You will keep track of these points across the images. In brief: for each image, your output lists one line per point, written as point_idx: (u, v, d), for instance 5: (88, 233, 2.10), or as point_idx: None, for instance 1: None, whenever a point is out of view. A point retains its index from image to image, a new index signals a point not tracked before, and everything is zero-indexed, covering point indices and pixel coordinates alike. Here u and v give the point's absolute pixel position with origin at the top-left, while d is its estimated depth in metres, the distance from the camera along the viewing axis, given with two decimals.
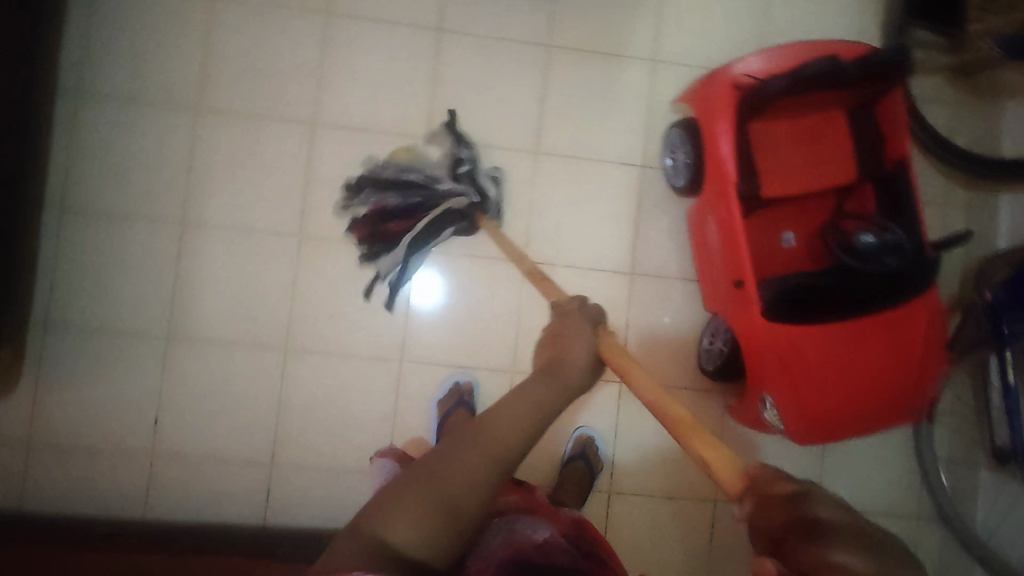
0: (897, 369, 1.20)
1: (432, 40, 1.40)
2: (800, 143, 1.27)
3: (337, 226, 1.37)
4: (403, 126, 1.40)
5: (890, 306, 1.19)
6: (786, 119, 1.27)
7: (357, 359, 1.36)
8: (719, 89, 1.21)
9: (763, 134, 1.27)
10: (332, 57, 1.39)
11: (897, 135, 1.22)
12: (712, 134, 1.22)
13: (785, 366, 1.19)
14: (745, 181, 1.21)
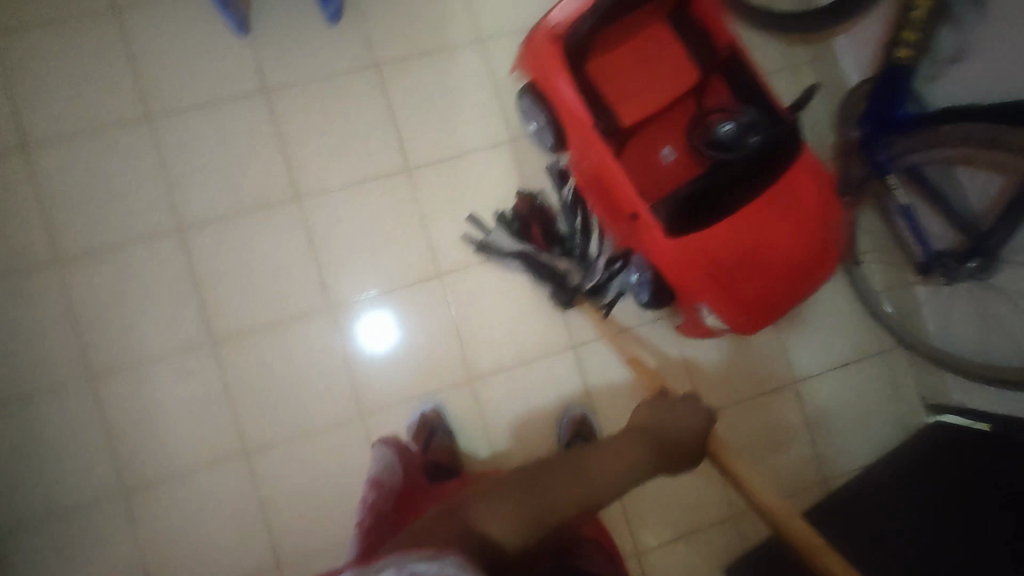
0: (802, 234, 1.26)
1: (263, 103, 1.37)
2: (637, 65, 1.30)
3: (246, 316, 1.34)
4: (269, 195, 1.36)
5: (773, 179, 1.24)
6: (617, 47, 1.29)
7: (319, 433, 1.34)
8: (542, 45, 1.22)
9: (602, 69, 1.29)
10: (171, 158, 1.34)
11: (719, 23, 1.25)
12: (554, 88, 1.23)
13: (705, 272, 1.23)
14: (601, 121, 1.24)
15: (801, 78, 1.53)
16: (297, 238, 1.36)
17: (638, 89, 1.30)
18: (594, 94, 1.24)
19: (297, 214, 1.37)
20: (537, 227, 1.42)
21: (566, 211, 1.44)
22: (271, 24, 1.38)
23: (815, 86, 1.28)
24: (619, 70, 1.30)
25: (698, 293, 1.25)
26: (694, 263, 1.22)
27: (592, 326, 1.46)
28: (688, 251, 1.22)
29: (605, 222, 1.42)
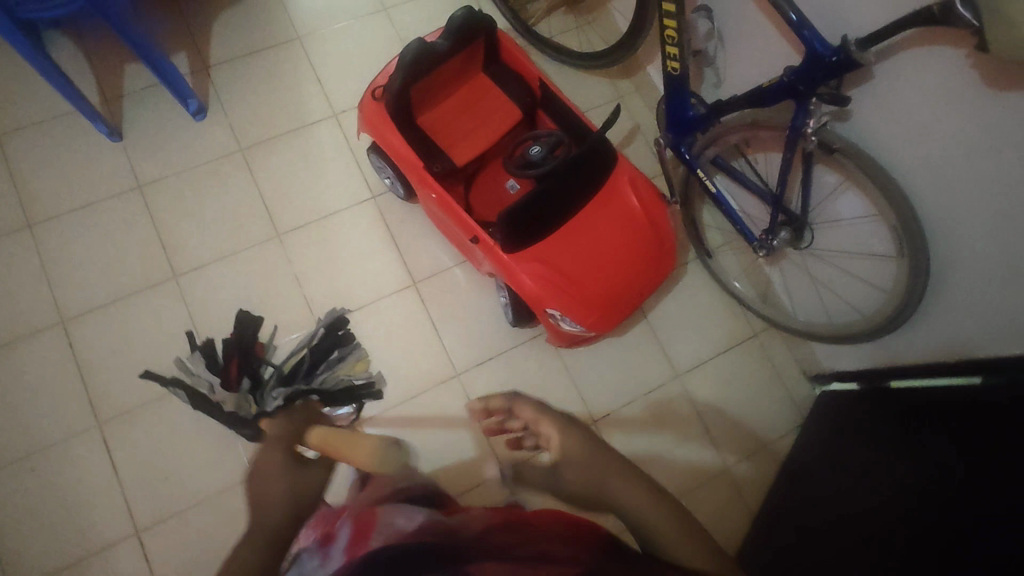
0: (631, 233, 1.38)
1: (138, 197, 1.50)
2: (464, 113, 1.46)
3: (130, 395, 1.39)
4: (147, 279, 1.46)
5: (595, 187, 1.37)
6: (444, 100, 1.46)
7: (211, 499, 1.35)
8: (371, 107, 1.38)
9: (433, 121, 1.45)
10: (51, 259, 1.44)
11: (525, 66, 1.44)
12: (387, 142, 1.38)
13: (548, 279, 1.33)
14: (434, 163, 1.38)
15: (628, 105, 1.72)
16: (176, 313, 1.44)
17: (469, 133, 1.46)
18: (424, 142, 1.39)
19: (175, 290, 1.46)
20: (234, 361, 1.41)
21: (286, 364, 1.43)
22: (142, 128, 1.54)
23: (619, 106, 1.45)
24: (449, 120, 1.46)
25: (546, 301, 1.33)
26: (535, 274, 1.33)
27: (472, 352, 1.52)
28: (528, 263, 1.33)
29: (346, 370, 1.46)
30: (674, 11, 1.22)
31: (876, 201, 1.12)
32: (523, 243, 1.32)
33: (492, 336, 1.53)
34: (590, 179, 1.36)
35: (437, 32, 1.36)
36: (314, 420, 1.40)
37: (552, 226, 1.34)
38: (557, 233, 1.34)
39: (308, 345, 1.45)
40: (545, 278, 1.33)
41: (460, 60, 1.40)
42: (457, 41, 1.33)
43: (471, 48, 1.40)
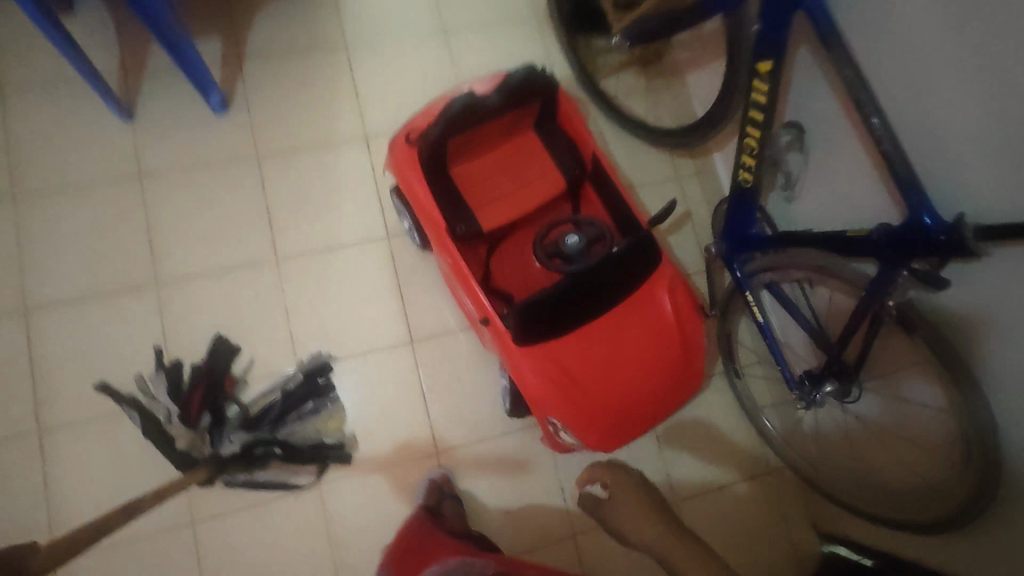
0: (657, 348, 1.22)
1: (136, 188, 1.38)
2: (504, 171, 1.32)
3: (79, 404, 1.26)
4: (126, 279, 1.33)
5: (628, 290, 1.21)
6: (484, 154, 1.32)
7: (142, 537, 1.23)
8: (401, 150, 1.24)
9: (467, 174, 1.31)
10: (28, 237, 1.32)
11: (581, 135, 1.29)
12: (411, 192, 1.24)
13: (555, 381, 1.18)
14: (459, 223, 1.24)
15: (684, 188, 1.56)
16: (148, 323, 1.32)
17: (505, 194, 1.31)
18: (453, 198, 1.25)
19: (154, 299, 1.33)
20: (198, 391, 1.29)
21: (254, 404, 1.31)
22: (156, 113, 1.41)
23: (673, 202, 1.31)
24: (485, 175, 1.32)
25: (548, 405, 1.18)
26: (542, 373, 1.18)
27: (458, 431, 1.37)
28: (538, 360, 1.18)
29: (318, 425, 1.32)
30: (761, 121, 1.07)
31: (949, 398, 0.97)
32: (536, 336, 1.18)
33: (484, 417, 1.38)
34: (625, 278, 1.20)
35: (490, 83, 1.22)
36: (270, 475, 1.28)
37: (572, 324, 1.19)
38: (576, 333, 1.20)
39: (282, 389, 1.32)
40: (552, 381, 1.18)
41: (511, 115, 1.26)
42: (511, 98, 1.19)
43: (526, 105, 1.26)
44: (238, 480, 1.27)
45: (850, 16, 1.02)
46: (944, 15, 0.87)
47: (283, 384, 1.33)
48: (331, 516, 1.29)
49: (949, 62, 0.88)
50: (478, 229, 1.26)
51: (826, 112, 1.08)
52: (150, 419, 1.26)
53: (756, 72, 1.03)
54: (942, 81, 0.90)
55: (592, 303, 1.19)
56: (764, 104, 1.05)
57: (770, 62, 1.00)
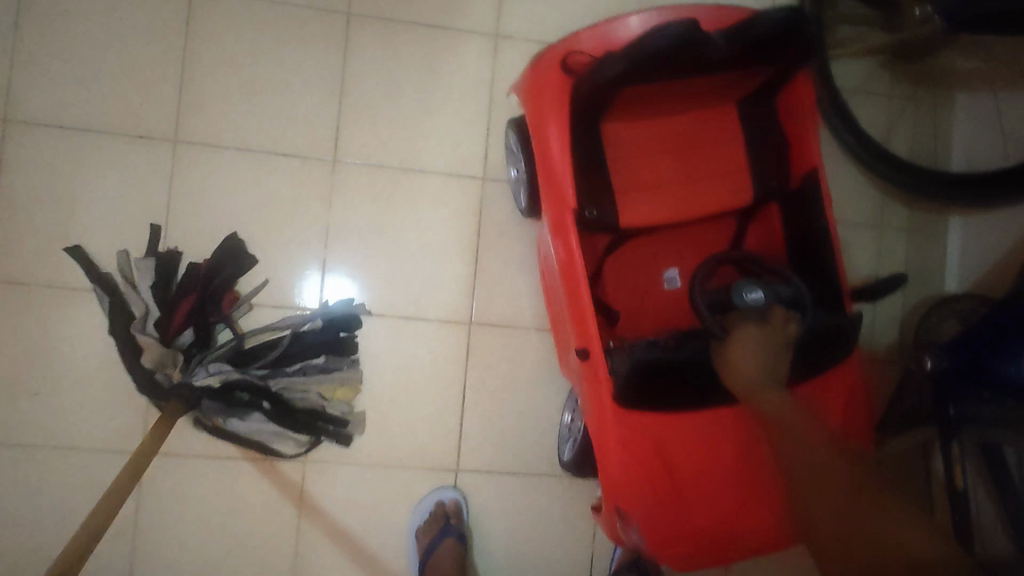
0: None
1: (183, 3, 1.00)
2: (673, 150, 0.92)
3: (41, 265, 0.97)
4: (141, 124, 0.99)
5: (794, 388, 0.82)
6: (657, 119, 0.92)
7: (75, 453, 0.96)
8: (548, 73, 0.84)
9: (623, 139, 0.91)
10: (29, 24, 0.97)
11: (805, 141, 0.87)
12: (542, 138, 0.86)
13: (649, 469, 0.80)
14: (590, 205, 0.85)
15: (881, 246, 1.16)
16: (153, 191, 0.99)
17: (664, 184, 0.92)
18: (594, 168, 0.87)
19: (166, 162, 1.00)
20: (185, 297, 0.98)
21: (255, 337, 1.00)
22: None
23: (896, 276, 0.90)
24: (645, 148, 0.92)
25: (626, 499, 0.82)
26: (636, 451, 0.80)
27: (491, 452, 1.06)
28: (638, 433, 0.80)
29: (324, 390, 1.02)
30: None
31: None
32: (646, 401, 0.80)
33: (527, 447, 1.07)
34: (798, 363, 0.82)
35: (712, 24, 0.79)
36: (248, 433, 1.00)
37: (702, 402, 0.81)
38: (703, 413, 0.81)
39: (291, 329, 1.01)
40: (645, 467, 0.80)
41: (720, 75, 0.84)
42: (741, 55, 0.76)
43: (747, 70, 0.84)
44: (209, 423, 0.99)
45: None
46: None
47: (294, 324, 1.02)
48: (308, 501, 1.02)
49: None
50: (611, 223, 0.88)
51: None
52: (120, 315, 0.97)
53: None
54: None
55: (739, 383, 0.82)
56: None
57: None
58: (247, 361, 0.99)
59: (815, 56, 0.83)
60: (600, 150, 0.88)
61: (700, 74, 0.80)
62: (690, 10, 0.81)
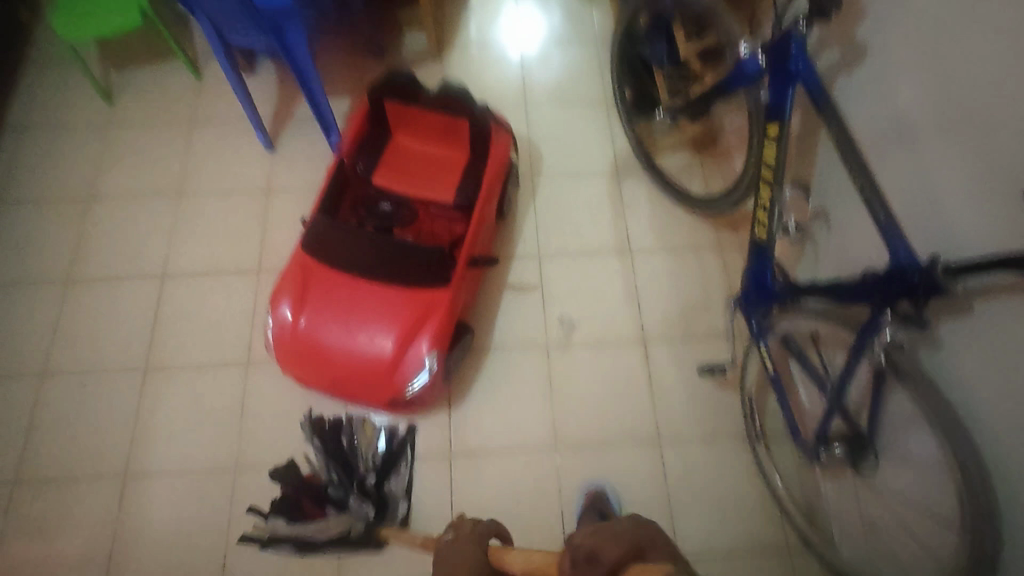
0: (384, 330, 1.34)
1: (263, 198, 1.75)
2: (425, 163, 1.58)
3: (179, 355, 1.56)
4: (239, 264, 1.66)
5: (409, 275, 1.36)
6: (420, 141, 1.59)
7: (192, 474, 1.44)
8: (376, 104, 1.52)
9: (401, 150, 1.59)
10: (181, 224, 1.71)
11: (487, 171, 1.49)
12: (357, 124, 1.51)
13: (306, 291, 1.37)
14: (362, 162, 1.53)
15: (725, 257, 1.68)
16: (244, 299, 1.62)
17: (411, 171, 1.57)
18: (370, 151, 1.55)
19: (253, 282, 1.64)
20: (310, 492, 1.41)
21: (330, 463, 1.43)
22: (292, 144, 1.82)
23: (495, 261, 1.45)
24: (411, 159, 1.58)
25: (291, 301, 1.36)
26: (299, 279, 1.38)
27: (474, 440, 1.49)
28: (307, 261, 1.40)
29: (365, 440, 1.47)
30: (771, 180, 1.19)
31: (922, 421, 0.98)
32: (328, 256, 1.38)
33: (499, 430, 1.50)
34: (413, 280, 1.36)
35: (440, 98, 1.48)
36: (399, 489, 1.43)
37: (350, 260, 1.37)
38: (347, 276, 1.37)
39: (350, 442, 1.47)
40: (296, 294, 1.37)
41: (453, 115, 1.50)
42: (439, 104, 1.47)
43: (474, 128, 1.51)
44: (395, 513, 1.40)
45: (854, 94, 1.18)
46: (940, 95, 0.96)
47: (341, 433, 1.48)
48: None
49: (944, 127, 0.96)
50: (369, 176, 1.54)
51: (841, 192, 1.24)
52: (306, 547, 1.35)
53: (766, 135, 1.16)
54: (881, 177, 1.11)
55: (373, 270, 1.36)
56: (773, 163, 1.17)
57: (777, 126, 1.13)
58: (342, 475, 1.42)
59: (508, 127, 1.54)
60: (378, 148, 1.57)
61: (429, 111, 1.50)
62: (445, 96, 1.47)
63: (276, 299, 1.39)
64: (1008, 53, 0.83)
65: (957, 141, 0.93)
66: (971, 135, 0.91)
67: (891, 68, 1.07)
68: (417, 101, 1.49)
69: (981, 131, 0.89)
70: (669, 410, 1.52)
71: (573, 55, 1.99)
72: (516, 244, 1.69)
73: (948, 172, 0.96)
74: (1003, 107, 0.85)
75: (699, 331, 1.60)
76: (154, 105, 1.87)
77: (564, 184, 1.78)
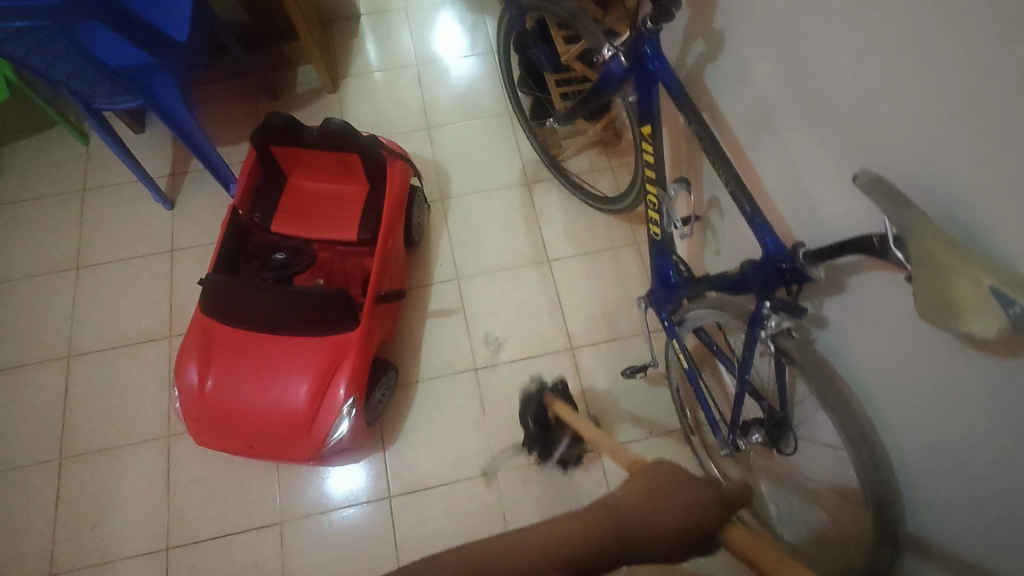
0: (296, 384, 1.30)
1: (166, 260, 1.69)
2: (324, 202, 1.54)
3: (94, 439, 1.49)
4: (148, 333, 1.60)
5: (313, 325, 1.31)
6: (317, 181, 1.55)
7: (122, 561, 1.38)
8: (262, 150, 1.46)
9: (298, 193, 1.54)
10: (83, 299, 1.64)
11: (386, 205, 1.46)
12: (245, 173, 1.45)
13: (210, 355, 1.32)
14: (257, 211, 1.48)
15: (641, 252, 1.69)
16: (159, 368, 1.56)
17: (311, 213, 1.53)
18: (265, 200, 1.50)
19: (166, 349, 1.58)
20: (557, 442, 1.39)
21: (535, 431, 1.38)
22: (191, 199, 1.76)
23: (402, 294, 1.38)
24: (309, 201, 1.54)
25: (196, 367, 1.31)
26: (200, 343, 1.32)
27: (411, 477, 1.46)
28: (206, 323, 1.34)
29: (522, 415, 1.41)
30: (655, 179, 1.18)
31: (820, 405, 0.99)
32: (226, 315, 1.32)
33: (437, 463, 1.47)
34: (319, 328, 1.31)
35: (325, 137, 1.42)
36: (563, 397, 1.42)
37: (249, 317, 1.31)
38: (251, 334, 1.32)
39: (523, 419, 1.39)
40: (202, 360, 1.32)
41: (340, 151, 1.44)
42: (324, 143, 1.41)
43: (367, 162, 1.46)
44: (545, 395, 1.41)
45: (721, 82, 1.18)
46: (789, 78, 0.97)
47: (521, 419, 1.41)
48: (287, 552, 1.40)
49: (797, 110, 0.97)
50: (268, 225, 1.49)
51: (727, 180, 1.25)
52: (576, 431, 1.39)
53: (642, 135, 1.15)
54: (756, 164, 1.12)
55: (276, 324, 1.31)
56: (652, 162, 1.16)
57: (650, 126, 1.13)
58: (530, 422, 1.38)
59: (405, 155, 1.50)
60: (272, 194, 1.51)
61: (316, 151, 1.44)
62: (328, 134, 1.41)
63: (180, 366, 1.33)
64: (836, 33, 0.84)
65: (809, 122, 0.94)
66: (820, 115, 0.91)
67: (746, 55, 1.08)
68: (302, 142, 1.43)
69: (826, 110, 0.90)
70: (604, 414, 1.52)
71: (471, 68, 1.97)
72: (432, 270, 1.67)
73: (806, 153, 0.97)
74: (840, 86, 0.85)
75: (625, 329, 1.60)
76: (39, 178, 1.78)
77: (475, 202, 1.76)
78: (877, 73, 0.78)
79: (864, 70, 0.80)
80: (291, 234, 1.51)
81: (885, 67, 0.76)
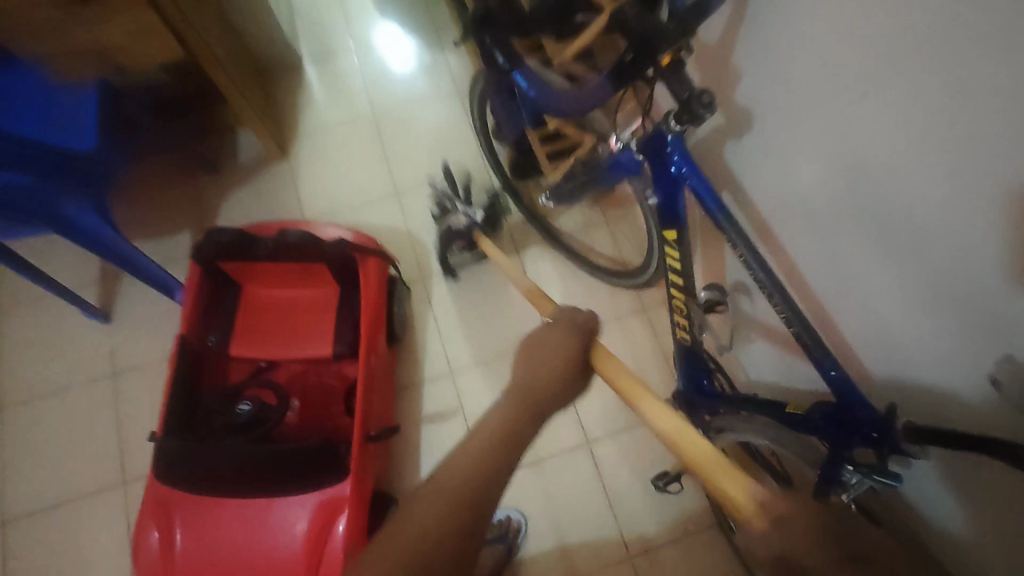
0: (283, 556, 1.11)
1: (108, 387, 1.45)
2: (290, 314, 1.32)
3: None
4: (97, 480, 1.37)
5: (297, 482, 1.12)
6: (280, 288, 1.33)
7: None
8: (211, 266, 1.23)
9: (259, 305, 1.32)
10: (12, 447, 1.39)
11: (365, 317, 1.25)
12: (193, 296, 1.21)
13: (174, 530, 1.11)
14: (213, 336, 1.26)
15: (651, 317, 1.52)
16: (115, 524, 1.33)
17: (277, 329, 1.31)
18: (221, 321, 1.28)
19: (122, 498, 1.35)
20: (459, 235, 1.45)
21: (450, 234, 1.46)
22: (129, 310, 1.51)
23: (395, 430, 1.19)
24: (273, 314, 1.32)
25: (158, 545, 1.10)
26: (160, 516, 1.11)
27: None
28: (164, 491, 1.12)
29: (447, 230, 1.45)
30: (682, 286, 1.00)
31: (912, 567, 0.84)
32: (185, 481, 1.10)
33: None
34: (303, 486, 1.12)
35: (280, 248, 1.18)
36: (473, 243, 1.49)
37: (215, 482, 1.10)
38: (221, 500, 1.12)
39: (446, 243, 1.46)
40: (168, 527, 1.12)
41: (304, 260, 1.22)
42: (282, 254, 1.19)
43: (337, 267, 1.25)
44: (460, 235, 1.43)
45: (748, 163, 0.99)
46: (846, 186, 0.79)
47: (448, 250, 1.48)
48: None
49: (861, 223, 0.79)
50: (228, 351, 1.27)
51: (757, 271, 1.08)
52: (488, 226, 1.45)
53: (665, 239, 0.97)
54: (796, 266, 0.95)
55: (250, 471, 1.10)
56: (679, 269, 0.99)
57: (676, 231, 0.94)
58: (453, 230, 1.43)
59: (382, 253, 1.29)
60: (228, 312, 1.29)
61: (274, 263, 1.22)
62: (284, 246, 1.18)
63: (138, 544, 1.11)
64: (926, 154, 0.65)
65: (878, 245, 0.77)
66: (898, 240, 0.73)
67: (785, 142, 0.90)
68: (255, 255, 1.20)
69: (905, 239, 0.72)
70: (631, 514, 1.37)
71: (439, 115, 1.73)
72: (422, 366, 1.48)
73: (872, 277, 0.79)
74: (929, 221, 0.68)
75: (643, 412, 1.44)
76: None
77: (460, 277, 1.56)
78: (992, 220, 0.60)
79: (966, 211, 0.63)
80: (256, 358, 1.29)
81: (1002, 220, 0.59)
